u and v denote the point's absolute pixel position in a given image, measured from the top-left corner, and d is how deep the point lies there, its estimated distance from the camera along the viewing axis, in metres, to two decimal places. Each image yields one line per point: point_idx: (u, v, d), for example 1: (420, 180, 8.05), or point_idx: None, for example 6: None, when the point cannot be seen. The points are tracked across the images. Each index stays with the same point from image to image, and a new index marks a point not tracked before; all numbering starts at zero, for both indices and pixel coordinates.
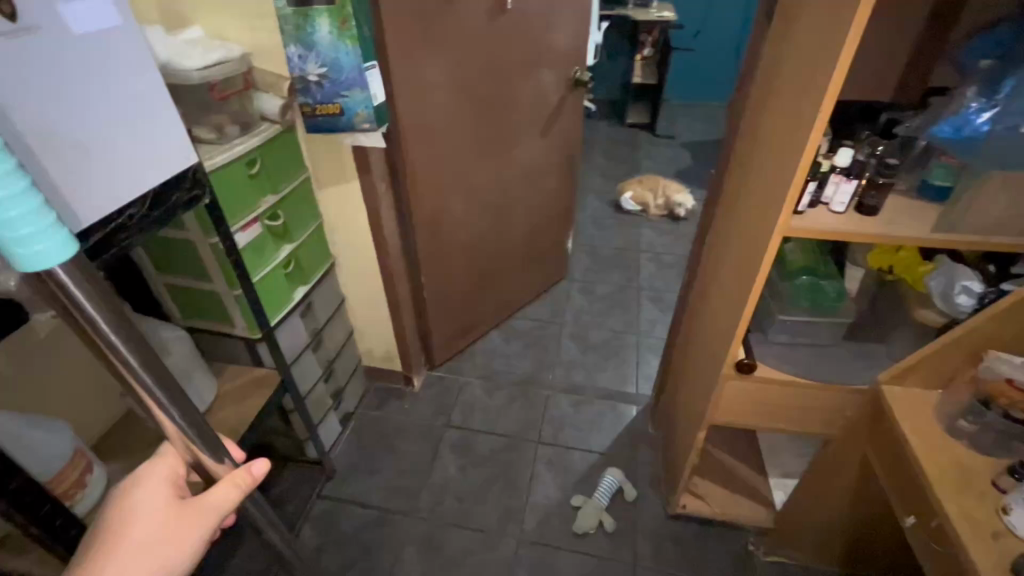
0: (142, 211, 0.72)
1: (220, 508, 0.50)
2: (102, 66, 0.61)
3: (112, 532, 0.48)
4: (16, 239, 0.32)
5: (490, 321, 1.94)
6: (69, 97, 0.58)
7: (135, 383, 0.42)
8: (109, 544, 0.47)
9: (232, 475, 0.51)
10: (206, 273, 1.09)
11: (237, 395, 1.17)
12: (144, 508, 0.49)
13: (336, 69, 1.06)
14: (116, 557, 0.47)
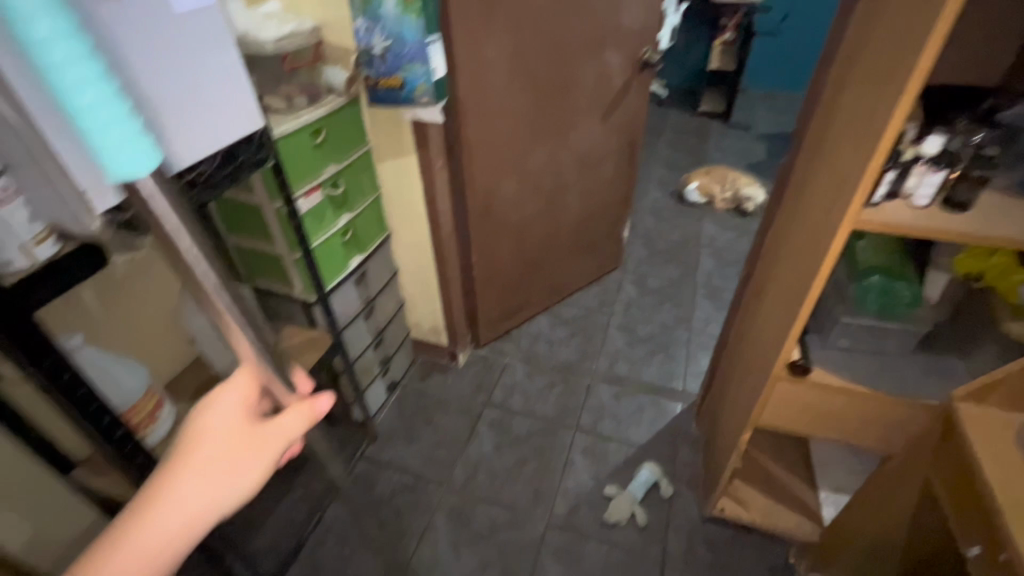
0: (214, 167, 0.78)
1: (290, 435, 0.52)
2: (190, 37, 0.66)
3: (186, 446, 0.48)
4: (105, 144, 0.30)
5: (538, 305, 1.94)
6: (154, 61, 0.61)
7: (222, 316, 0.43)
8: (184, 457, 0.48)
9: (302, 405, 0.52)
10: (271, 234, 1.15)
11: (291, 353, 1.25)
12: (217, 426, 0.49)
13: (399, 42, 1.08)
14: (192, 470, 0.47)
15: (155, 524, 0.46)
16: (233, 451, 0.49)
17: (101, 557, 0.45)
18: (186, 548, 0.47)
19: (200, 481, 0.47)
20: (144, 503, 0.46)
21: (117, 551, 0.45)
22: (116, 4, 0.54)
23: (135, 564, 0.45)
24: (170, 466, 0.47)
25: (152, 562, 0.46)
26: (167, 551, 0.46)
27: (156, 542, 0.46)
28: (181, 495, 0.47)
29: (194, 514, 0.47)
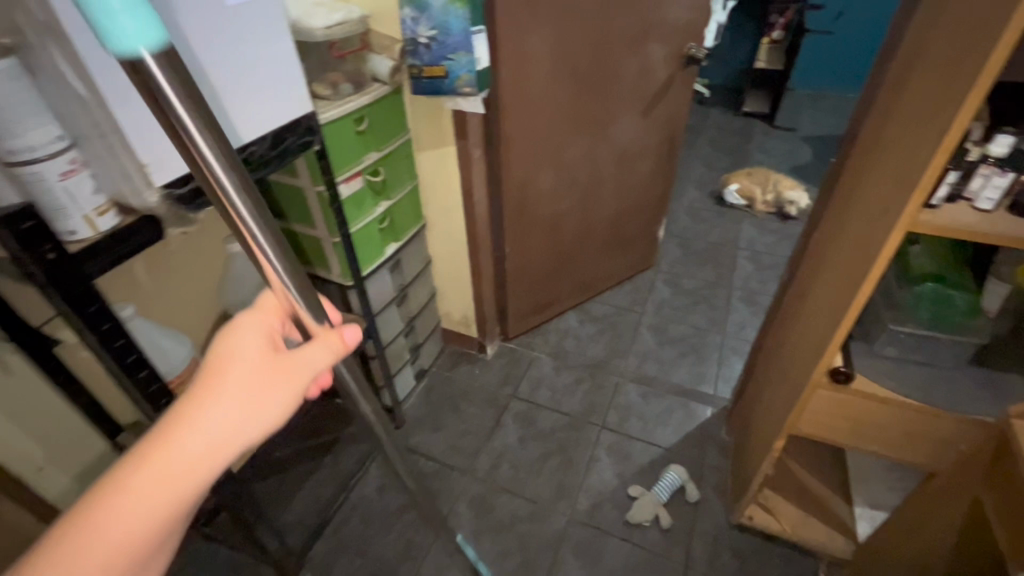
0: (262, 149, 0.80)
1: (317, 364, 0.51)
2: (239, 18, 0.69)
3: (215, 370, 0.48)
4: (107, 11, 0.30)
5: (568, 301, 1.93)
6: (198, 41, 0.65)
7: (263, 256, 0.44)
8: (213, 380, 0.47)
9: (331, 334, 0.52)
10: (312, 217, 1.19)
11: None
12: (249, 351, 0.49)
13: (444, 32, 1.09)
14: (221, 393, 0.47)
15: (181, 445, 0.45)
16: (263, 376, 0.49)
17: (126, 476, 0.44)
18: (212, 473, 0.46)
19: (228, 403, 0.47)
20: (169, 425, 0.45)
21: (144, 470, 0.44)
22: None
23: (160, 485, 0.44)
24: (198, 389, 0.47)
25: (179, 484, 0.45)
26: (194, 473, 0.45)
27: (183, 462, 0.45)
28: (210, 415, 0.46)
29: (222, 436, 0.46)
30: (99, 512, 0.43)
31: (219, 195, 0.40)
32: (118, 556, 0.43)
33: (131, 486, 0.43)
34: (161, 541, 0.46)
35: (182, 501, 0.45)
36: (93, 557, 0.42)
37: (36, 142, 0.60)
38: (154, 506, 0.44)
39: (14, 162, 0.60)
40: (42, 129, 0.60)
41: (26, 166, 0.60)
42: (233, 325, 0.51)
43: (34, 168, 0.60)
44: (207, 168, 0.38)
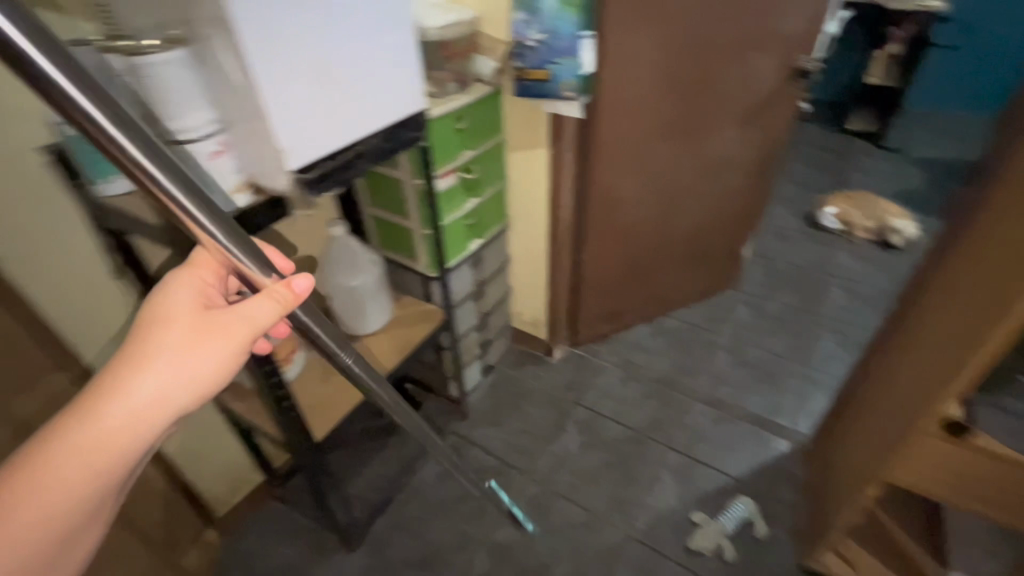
0: (381, 141, 0.84)
1: (260, 320, 0.56)
2: (370, 17, 0.73)
3: (149, 336, 0.54)
4: None
5: (641, 313, 1.88)
6: (333, 37, 0.70)
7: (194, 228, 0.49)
8: (148, 344, 0.53)
9: (274, 286, 0.57)
10: (407, 209, 1.24)
11: (405, 322, 1.34)
12: (183, 315, 0.56)
13: (554, 36, 1.11)
14: (156, 355, 0.53)
15: (116, 403, 0.51)
16: (199, 337, 0.55)
17: (61, 433, 0.49)
18: (150, 426, 0.52)
19: (164, 360, 0.53)
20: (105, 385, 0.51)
21: (79, 426, 0.49)
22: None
23: (98, 439, 0.50)
24: (134, 353, 0.53)
25: (118, 437, 0.51)
26: (132, 426, 0.51)
27: (118, 417, 0.51)
28: (146, 374, 0.52)
29: (158, 391, 0.52)
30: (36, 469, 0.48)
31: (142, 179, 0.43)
32: (63, 503, 0.49)
33: (68, 443, 0.49)
34: (105, 490, 0.52)
35: (120, 454, 0.51)
36: (41, 505, 0.48)
37: (192, 123, 0.68)
38: (95, 457, 0.50)
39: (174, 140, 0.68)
40: (198, 115, 0.68)
41: (184, 145, 0.68)
42: (166, 293, 0.57)
43: (190, 146, 0.68)
44: (126, 156, 0.41)
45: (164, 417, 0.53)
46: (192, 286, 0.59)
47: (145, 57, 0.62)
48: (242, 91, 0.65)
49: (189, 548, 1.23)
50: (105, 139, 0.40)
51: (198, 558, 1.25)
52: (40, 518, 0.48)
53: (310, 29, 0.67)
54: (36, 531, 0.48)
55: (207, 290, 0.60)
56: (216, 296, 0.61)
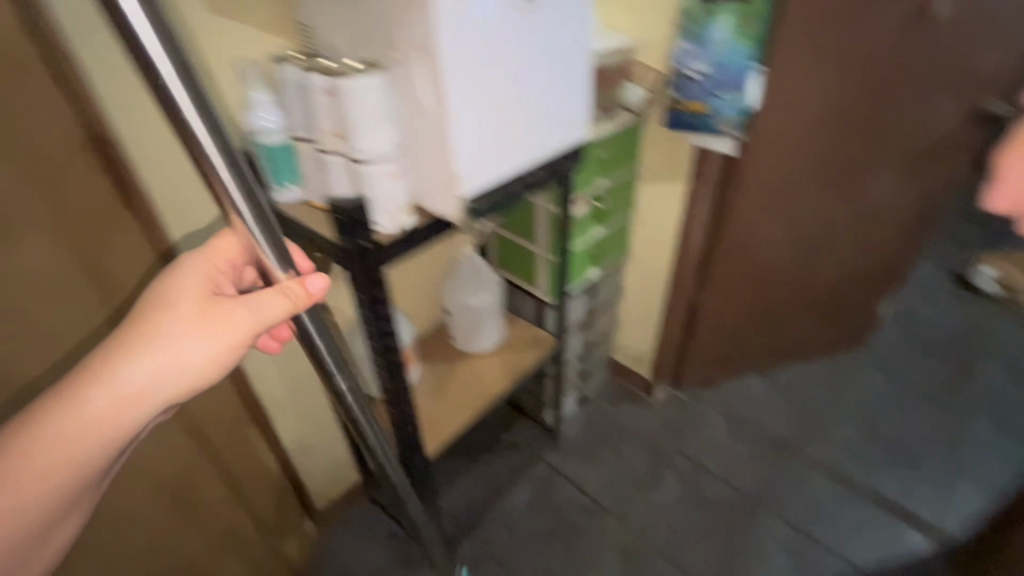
0: (545, 172, 0.82)
1: (267, 315, 0.55)
2: (559, 49, 0.72)
3: (153, 320, 0.54)
4: None
5: (756, 363, 1.74)
6: (524, 68, 0.69)
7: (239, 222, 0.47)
8: (151, 328, 0.54)
9: (289, 283, 0.54)
10: (536, 233, 1.20)
11: (516, 346, 1.31)
12: (189, 302, 0.56)
13: (722, 69, 1.05)
14: (156, 340, 0.53)
15: (107, 384, 0.51)
16: (202, 325, 0.55)
17: (53, 413, 0.50)
18: (138, 411, 0.53)
19: (161, 347, 0.53)
20: (100, 367, 0.51)
21: (70, 406, 0.50)
22: (497, 19, 0.63)
23: (87, 420, 0.50)
24: (135, 336, 0.53)
25: (107, 419, 0.51)
26: (121, 410, 0.52)
27: (108, 398, 0.51)
28: (140, 359, 0.53)
29: (152, 377, 0.53)
30: (23, 448, 0.49)
31: (213, 175, 0.42)
32: (49, 482, 0.50)
33: (58, 423, 0.50)
34: (92, 472, 0.52)
35: (106, 436, 0.52)
36: (27, 483, 0.49)
37: (377, 145, 0.69)
38: (83, 439, 0.50)
39: (358, 160, 0.69)
40: (384, 137, 0.69)
41: (367, 165, 0.70)
42: (179, 277, 0.58)
43: (372, 166, 0.70)
44: (203, 154, 0.40)
45: (155, 403, 0.53)
46: (205, 271, 0.60)
47: (349, 80, 0.64)
48: (431, 117, 0.66)
49: (291, 537, 1.28)
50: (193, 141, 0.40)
51: (297, 547, 1.30)
52: (25, 496, 0.49)
53: (506, 61, 0.67)
54: (20, 508, 0.49)
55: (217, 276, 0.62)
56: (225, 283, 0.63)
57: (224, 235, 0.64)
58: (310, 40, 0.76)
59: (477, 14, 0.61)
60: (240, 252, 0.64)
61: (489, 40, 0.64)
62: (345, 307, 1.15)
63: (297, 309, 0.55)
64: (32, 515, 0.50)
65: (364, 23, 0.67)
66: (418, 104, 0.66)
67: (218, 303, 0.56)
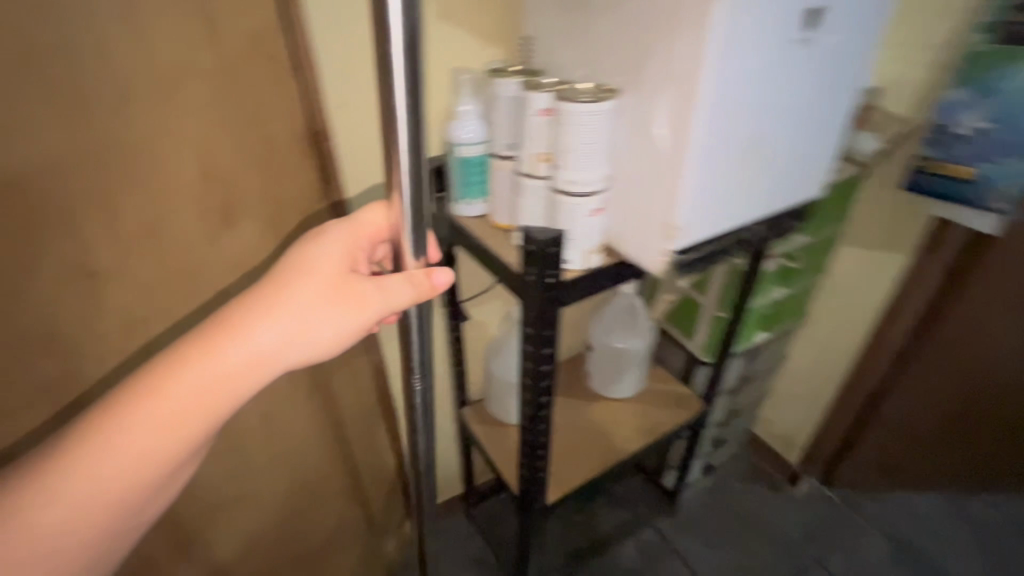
0: (762, 230, 0.70)
1: (392, 303, 0.46)
2: (817, 94, 0.61)
3: (276, 289, 0.47)
4: None
5: (938, 481, 1.42)
6: (777, 113, 0.59)
7: (397, 220, 0.41)
8: (271, 297, 0.46)
9: (416, 271, 0.45)
10: (708, 284, 1.07)
11: (657, 400, 1.18)
12: (318, 274, 0.49)
13: (1010, 128, 0.81)
14: (273, 311, 0.46)
15: (217, 355, 0.44)
16: (325, 302, 0.47)
17: (156, 379, 0.43)
18: (243, 388, 0.45)
19: (283, 318, 0.46)
20: (211, 335, 0.44)
21: (175, 375, 0.43)
22: (768, 55, 0.53)
23: (190, 392, 0.43)
24: (253, 304, 0.46)
25: (209, 394, 0.44)
26: (226, 385, 0.44)
27: (217, 370, 0.44)
28: (259, 328, 0.45)
29: (267, 353, 0.45)
30: (120, 417, 0.42)
31: (393, 166, 0.38)
32: (139, 460, 0.42)
33: (161, 392, 0.43)
34: (185, 455, 0.45)
35: (206, 414, 0.44)
36: (117, 458, 0.42)
37: (589, 177, 0.62)
38: (182, 414, 0.43)
39: (563, 190, 0.63)
40: (599, 169, 0.61)
41: (574, 197, 0.63)
42: (314, 245, 0.51)
43: (576, 198, 0.63)
44: (396, 142, 0.37)
45: (262, 381, 0.46)
46: (343, 241, 0.53)
47: (578, 103, 0.58)
48: (663, 156, 0.57)
49: (390, 536, 1.26)
50: (391, 125, 0.36)
51: (393, 548, 1.28)
52: (112, 474, 0.42)
53: (762, 103, 0.57)
54: (106, 489, 0.41)
55: (357, 249, 0.54)
56: (363, 260, 0.56)
57: (368, 210, 0.56)
58: (529, 54, 0.72)
59: (750, 47, 0.52)
60: (382, 227, 0.57)
61: (753, 78, 0.54)
62: (492, 323, 1.12)
63: (425, 300, 0.46)
64: (115, 498, 0.42)
65: (603, 44, 0.60)
66: (650, 141, 0.57)
67: (346, 280, 0.49)
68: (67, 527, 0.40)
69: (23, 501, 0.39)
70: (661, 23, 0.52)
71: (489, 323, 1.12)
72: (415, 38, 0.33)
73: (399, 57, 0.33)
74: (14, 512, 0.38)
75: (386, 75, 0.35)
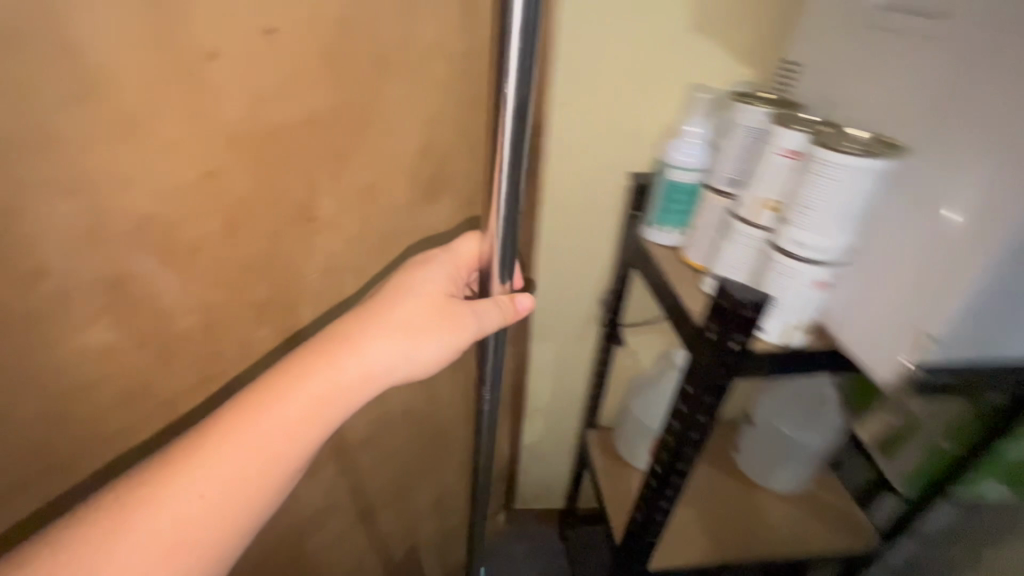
0: None
1: (483, 324, 0.50)
2: None
3: (380, 312, 0.48)
4: None
5: None
6: None
7: (489, 245, 0.46)
8: (374, 321, 0.48)
9: (501, 296, 0.50)
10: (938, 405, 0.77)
11: (816, 508, 0.96)
12: (417, 301, 0.49)
13: None
14: (377, 333, 0.47)
15: (322, 378, 0.45)
16: (423, 327, 0.49)
17: (270, 398, 0.43)
18: (347, 407, 0.46)
19: (390, 334, 0.48)
20: (321, 353, 0.45)
21: (279, 397, 0.43)
22: None
23: (303, 410, 0.44)
24: (360, 327, 0.47)
25: (318, 412, 0.45)
26: (334, 402, 0.45)
27: (322, 386, 0.45)
28: (368, 343, 0.47)
29: (374, 366, 0.47)
30: (234, 436, 0.42)
31: (499, 187, 0.42)
32: (251, 479, 0.42)
33: (275, 410, 0.43)
34: (291, 477, 0.45)
35: (314, 433, 0.45)
36: (232, 477, 0.41)
37: (826, 243, 0.50)
38: (294, 431, 0.44)
39: (784, 248, 0.52)
40: (841, 236, 0.49)
41: (796, 261, 0.51)
42: (413, 271, 0.52)
43: (797, 263, 0.51)
44: (499, 170, 0.41)
45: (364, 400, 0.47)
46: (444, 269, 0.53)
47: (840, 152, 0.46)
48: (948, 244, 0.43)
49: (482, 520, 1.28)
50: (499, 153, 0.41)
51: None
52: (224, 495, 0.41)
53: None
54: (219, 511, 0.41)
55: (455, 279, 0.54)
56: (461, 287, 0.54)
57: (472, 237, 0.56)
58: (790, 84, 0.62)
59: None
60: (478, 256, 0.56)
61: None
62: (645, 355, 1.04)
63: (512, 321, 0.51)
64: (225, 522, 0.41)
65: (897, 85, 0.48)
66: (931, 219, 0.44)
67: (444, 306, 0.50)
68: (181, 551, 0.39)
69: (138, 521, 0.38)
70: (1004, 71, 0.38)
71: (643, 356, 1.04)
72: (524, 96, 0.38)
73: (508, 112, 0.38)
74: (115, 546, 0.37)
75: (511, 100, 0.38)
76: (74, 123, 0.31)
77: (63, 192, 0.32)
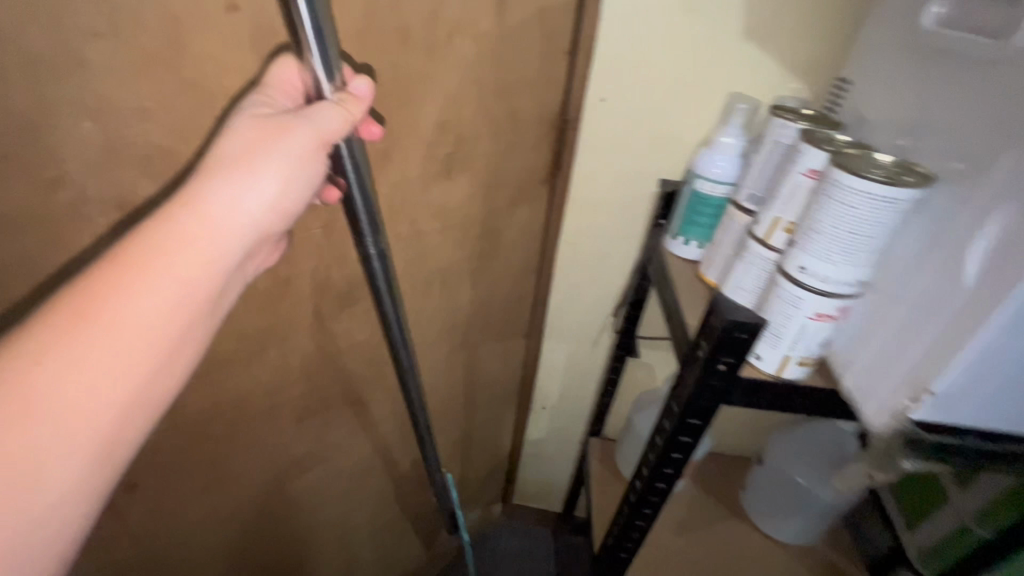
0: None
1: (328, 135, 0.41)
2: None
3: (206, 166, 0.39)
4: None
5: None
6: None
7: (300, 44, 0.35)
8: (200, 175, 0.39)
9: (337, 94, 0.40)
10: (971, 480, 0.65)
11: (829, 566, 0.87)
12: (252, 147, 0.40)
13: None
14: (223, 184, 0.39)
15: (176, 249, 0.37)
16: (252, 168, 0.40)
17: (117, 278, 0.35)
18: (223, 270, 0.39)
19: (248, 188, 0.39)
20: (154, 224, 0.36)
21: (124, 281, 0.35)
22: None
23: (171, 281, 0.37)
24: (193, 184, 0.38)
25: (189, 292, 0.37)
26: (205, 267, 0.38)
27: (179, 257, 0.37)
28: (221, 203, 0.38)
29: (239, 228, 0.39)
30: (74, 334, 0.33)
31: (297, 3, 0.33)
32: (126, 363, 0.35)
33: (124, 300, 0.35)
34: (176, 366, 0.38)
35: (193, 302, 0.38)
36: (96, 378, 0.34)
37: (834, 273, 0.46)
38: (164, 319, 0.36)
39: (787, 274, 0.48)
40: (850, 268, 0.45)
41: (798, 288, 0.47)
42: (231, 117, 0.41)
43: (801, 293, 0.47)
44: None
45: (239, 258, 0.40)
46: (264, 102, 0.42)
47: (856, 176, 0.42)
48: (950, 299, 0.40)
49: (479, 508, 1.28)
50: None
51: (476, 518, 1.30)
52: (96, 391, 0.34)
53: None
54: (94, 403, 0.34)
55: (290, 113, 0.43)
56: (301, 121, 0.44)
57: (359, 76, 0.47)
58: (837, 103, 0.59)
59: None
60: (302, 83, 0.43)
61: None
62: (659, 369, 1.02)
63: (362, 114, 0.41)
64: (108, 411, 0.34)
65: (958, 89, 0.41)
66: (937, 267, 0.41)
67: (273, 131, 0.40)
68: (59, 452, 0.32)
69: None
70: None
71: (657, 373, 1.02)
72: None
73: None
74: None
75: None
76: (100, 54, 0.35)
77: (85, 114, 0.36)
